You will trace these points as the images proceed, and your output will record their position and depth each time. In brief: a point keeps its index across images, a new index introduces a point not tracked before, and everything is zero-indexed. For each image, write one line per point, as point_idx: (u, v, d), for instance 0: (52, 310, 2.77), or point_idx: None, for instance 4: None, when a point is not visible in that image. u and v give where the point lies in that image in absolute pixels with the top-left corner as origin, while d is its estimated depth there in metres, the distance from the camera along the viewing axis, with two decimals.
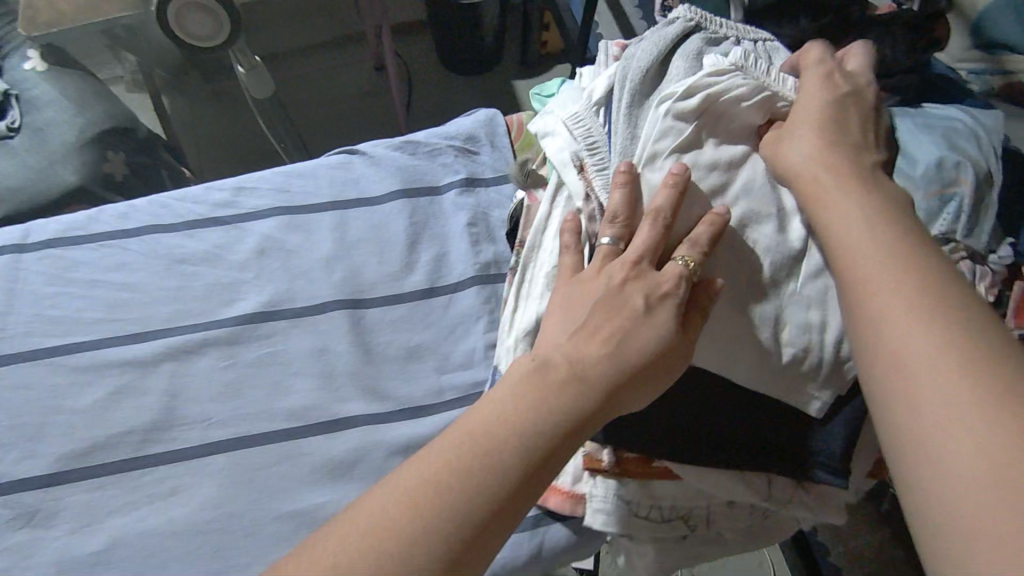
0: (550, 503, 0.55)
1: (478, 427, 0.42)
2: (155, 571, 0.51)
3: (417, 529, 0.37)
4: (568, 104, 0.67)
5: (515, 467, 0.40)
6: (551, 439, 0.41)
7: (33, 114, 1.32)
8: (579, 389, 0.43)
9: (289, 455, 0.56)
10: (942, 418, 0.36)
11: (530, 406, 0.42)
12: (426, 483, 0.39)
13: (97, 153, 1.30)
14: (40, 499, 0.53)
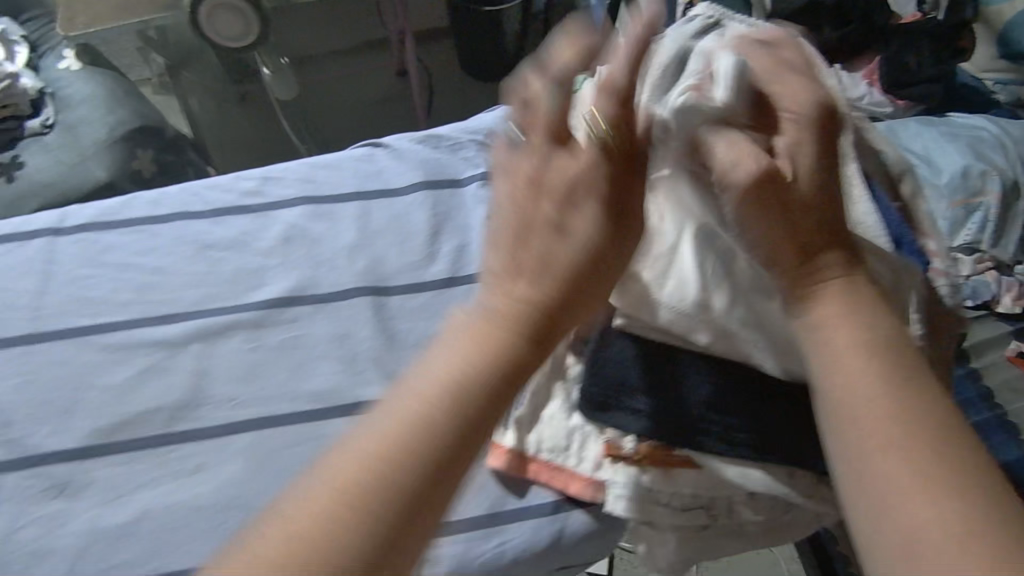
0: (572, 490, 0.56)
1: (410, 404, 0.37)
2: (179, 545, 0.52)
3: (339, 526, 0.32)
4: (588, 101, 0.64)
5: (440, 451, 0.35)
6: (477, 408, 0.37)
7: (67, 112, 1.38)
8: (518, 340, 0.39)
9: (311, 437, 0.56)
10: (899, 488, 0.34)
11: (454, 378, 0.37)
12: (333, 489, 0.33)
13: (127, 151, 1.34)
14: (70, 471, 0.54)
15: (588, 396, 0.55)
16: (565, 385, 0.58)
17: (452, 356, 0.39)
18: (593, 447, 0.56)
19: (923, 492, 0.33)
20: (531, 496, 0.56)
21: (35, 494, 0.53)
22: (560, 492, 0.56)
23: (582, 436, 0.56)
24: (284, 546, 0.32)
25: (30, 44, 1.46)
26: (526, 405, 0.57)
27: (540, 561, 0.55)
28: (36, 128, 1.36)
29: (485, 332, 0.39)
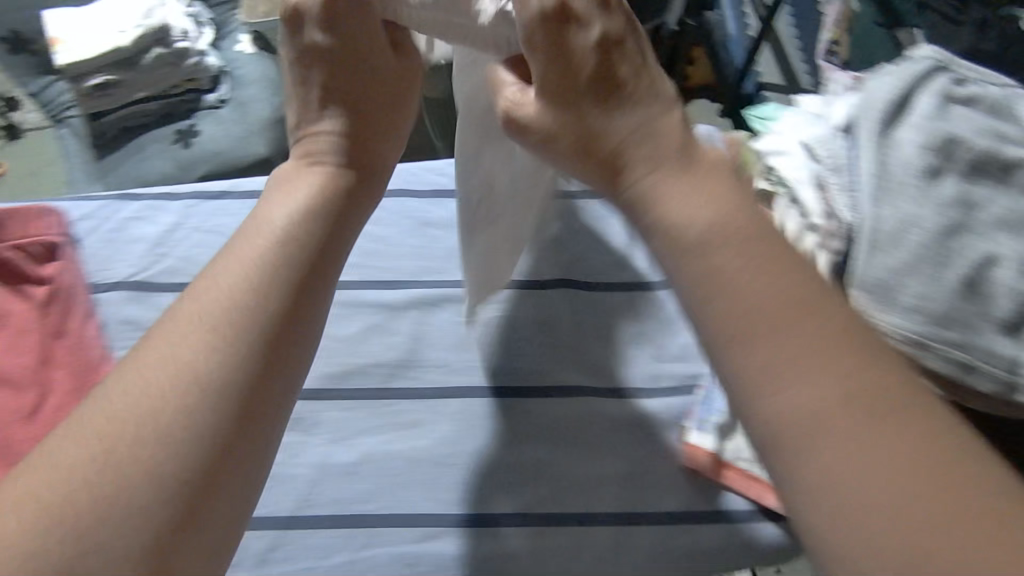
0: (767, 500, 0.58)
1: (201, 298, 0.40)
2: (399, 489, 0.57)
3: (153, 429, 0.35)
4: (800, 123, 0.68)
5: (202, 348, 0.38)
6: (242, 312, 0.39)
7: (240, 90, 1.46)
8: (297, 258, 0.42)
9: (516, 409, 0.61)
10: (851, 452, 0.34)
11: (224, 290, 0.40)
12: (148, 384, 0.36)
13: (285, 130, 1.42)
14: (303, 409, 0.60)
15: None
16: None
17: (233, 274, 0.40)
18: None
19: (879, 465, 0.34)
20: (724, 501, 0.58)
21: None
22: (753, 501, 0.58)
23: None
24: (131, 474, 0.34)
25: (213, 25, 1.55)
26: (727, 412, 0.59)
27: (727, 564, 0.57)
28: (212, 102, 1.45)
29: (249, 270, 0.41)
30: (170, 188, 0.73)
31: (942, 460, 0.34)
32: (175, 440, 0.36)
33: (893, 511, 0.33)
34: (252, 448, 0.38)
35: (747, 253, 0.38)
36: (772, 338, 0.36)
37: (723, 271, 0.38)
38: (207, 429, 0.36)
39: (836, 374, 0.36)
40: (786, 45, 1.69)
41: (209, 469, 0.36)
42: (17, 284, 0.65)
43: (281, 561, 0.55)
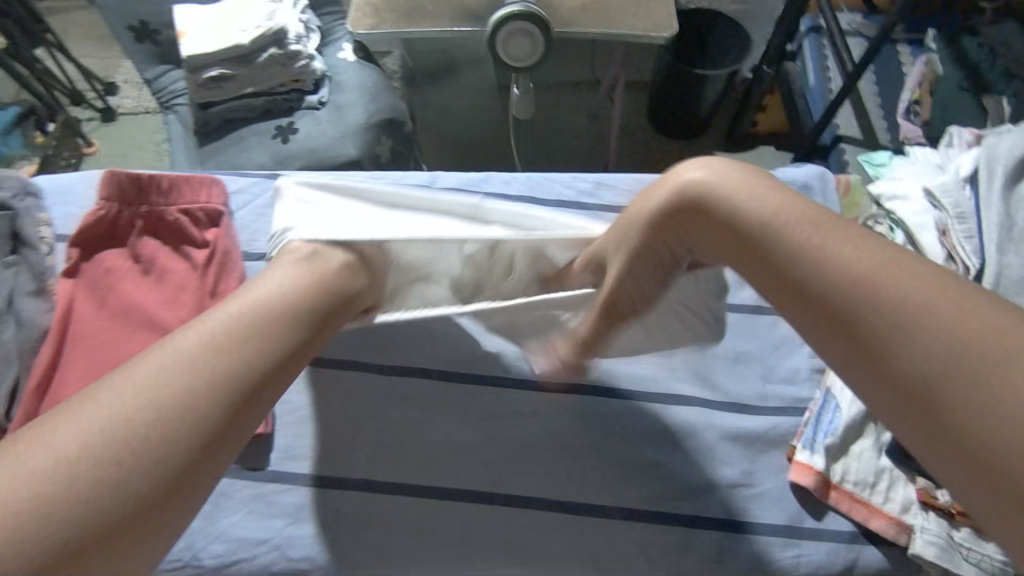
0: (874, 524, 0.59)
1: (132, 404, 0.42)
2: (520, 471, 0.62)
3: (106, 469, 0.40)
4: (922, 176, 0.73)
5: (185, 432, 0.42)
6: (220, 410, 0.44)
7: (339, 94, 1.53)
8: (172, 416, 0.42)
9: (631, 412, 0.65)
10: (920, 348, 0.42)
11: (203, 362, 0.45)
12: (46, 492, 0.38)
13: (375, 137, 1.49)
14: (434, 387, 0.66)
15: None
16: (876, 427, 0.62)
17: (271, 285, 0.50)
18: (901, 490, 0.60)
19: (940, 334, 0.42)
20: (829, 520, 0.60)
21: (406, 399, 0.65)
22: (858, 524, 0.60)
23: (890, 477, 0.60)
24: (71, 492, 0.39)
25: (321, 32, 1.64)
26: (839, 436, 0.61)
27: None
28: (313, 103, 1.52)
29: (310, 275, 0.52)
30: (317, 172, 0.80)
31: (911, 329, 0.43)
32: (136, 479, 0.40)
33: (953, 358, 0.41)
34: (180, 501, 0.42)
35: (847, 343, 0.45)
36: (936, 321, 0.43)
37: (813, 276, 0.46)
38: (146, 478, 0.41)
39: (917, 311, 0.43)
40: (866, 103, 1.62)
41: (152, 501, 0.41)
42: (181, 245, 0.71)
43: (400, 530, 0.59)
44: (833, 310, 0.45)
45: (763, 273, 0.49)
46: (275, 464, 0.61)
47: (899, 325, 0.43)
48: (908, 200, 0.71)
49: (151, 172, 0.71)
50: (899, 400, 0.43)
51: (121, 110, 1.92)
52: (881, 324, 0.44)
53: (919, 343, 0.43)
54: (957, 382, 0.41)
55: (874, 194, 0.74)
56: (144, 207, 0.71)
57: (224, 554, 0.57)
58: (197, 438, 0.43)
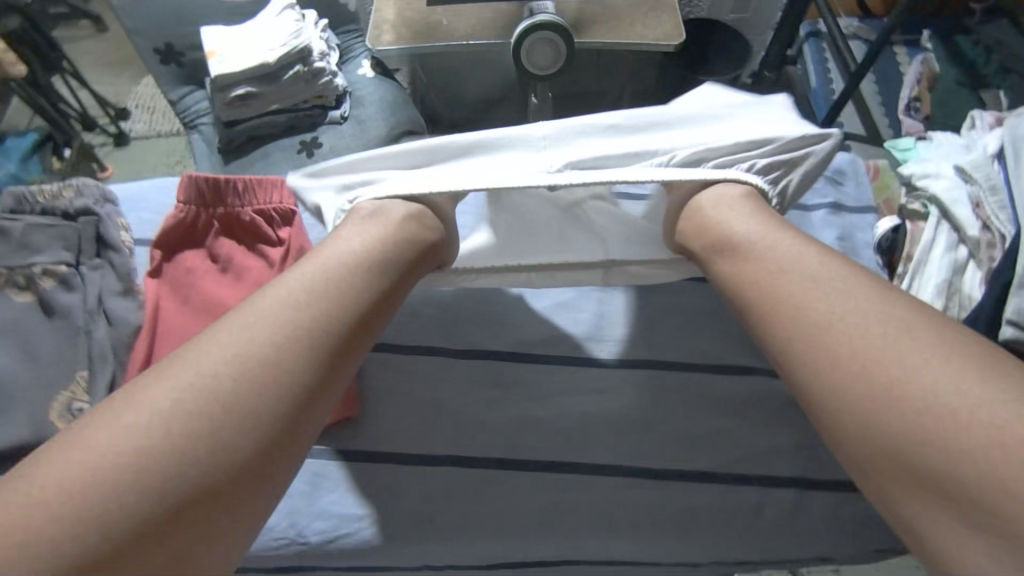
0: None
1: (219, 382, 0.43)
2: (597, 441, 0.65)
3: (193, 448, 0.40)
4: (950, 156, 0.77)
5: (264, 413, 0.43)
6: (295, 381, 0.45)
7: (360, 109, 1.58)
8: (266, 392, 0.44)
9: (695, 383, 0.69)
10: (907, 422, 0.41)
11: (277, 337, 0.46)
12: (125, 464, 0.39)
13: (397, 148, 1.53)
14: (507, 368, 0.70)
15: None
16: None
17: (344, 244, 0.55)
18: None
19: (917, 413, 0.40)
20: None
21: (483, 379, 0.69)
22: None
23: None
24: (162, 471, 0.39)
25: (339, 50, 1.69)
26: None
27: (896, 538, 0.62)
28: (335, 118, 1.57)
29: (379, 234, 0.56)
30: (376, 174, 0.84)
31: (893, 398, 0.42)
32: (254, 426, 0.42)
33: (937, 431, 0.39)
34: (260, 489, 0.42)
35: (819, 393, 0.45)
36: (916, 376, 0.42)
37: (775, 326, 0.50)
38: (224, 466, 0.41)
39: (887, 362, 0.43)
40: (869, 100, 1.67)
41: (225, 486, 0.40)
42: (256, 244, 0.75)
43: (492, 502, 0.62)
44: (805, 361, 0.47)
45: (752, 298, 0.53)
46: (366, 444, 0.65)
47: (880, 355, 0.43)
48: (940, 178, 0.75)
49: (227, 175, 0.75)
50: (856, 457, 0.44)
51: (134, 134, 1.96)
52: (846, 383, 0.44)
53: (918, 417, 0.40)
54: (935, 447, 0.39)
55: (906, 175, 0.79)
56: (220, 209, 0.75)
57: (328, 530, 0.60)
58: (286, 413, 0.44)
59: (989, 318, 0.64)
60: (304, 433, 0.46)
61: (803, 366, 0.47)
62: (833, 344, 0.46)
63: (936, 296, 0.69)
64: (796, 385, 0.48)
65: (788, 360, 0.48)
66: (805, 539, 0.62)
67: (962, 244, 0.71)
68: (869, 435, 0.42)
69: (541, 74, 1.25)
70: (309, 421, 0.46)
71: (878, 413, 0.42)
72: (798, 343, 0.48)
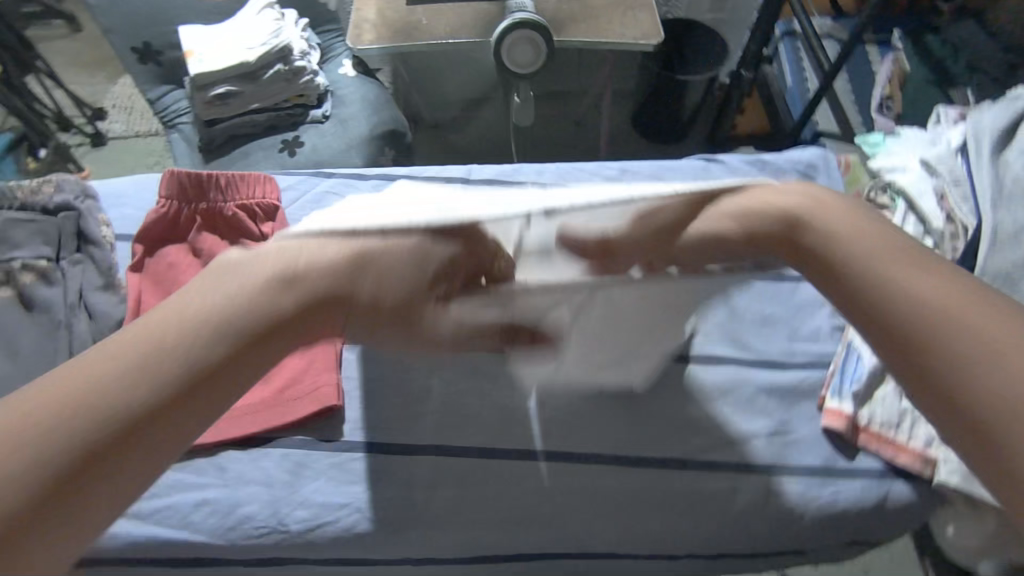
0: (900, 460, 0.65)
1: (87, 374, 0.41)
2: (578, 429, 0.66)
3: (37, 443, 0.39)
4: (915, 150, 0.80)
5: (125, 409, 0.41)
6: (178, 380, 0.43)
7: (342, 108, 1.58)
8: (134, 389, 0.42)
9: (674, 371, 0.70)
10: (987, 362, 0.40)
11: (177, 332, 0.44)
12: None
13: (379, 147, 1.53)
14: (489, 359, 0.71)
15: None
16: None
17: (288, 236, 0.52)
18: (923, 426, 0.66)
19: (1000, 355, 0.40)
20: (858, 457, 0.66)
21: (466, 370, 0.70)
22: (886, 461, 0.66)
23: (914, 417, 0.66)
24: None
25: (321, 49, 1.69)
26: (864, 382, 0.67)
27: (863, 516, 0.65)
28: (316, 117, 1.57)
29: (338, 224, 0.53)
30: (358, 170, 0.85)
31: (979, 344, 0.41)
32: (103, 423, 0.40)
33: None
34: (102, 497, 0.40)
35: (895, 334, 0.44)
36: (988, 325, 0.41)
37: (853, 263, 0.49)
38: (58, 466, 0.39)
39: (959, 310, 0.43)
40: (842, 100, 1.72)
41: (58, 488, 0.38)
42: (238, 239, 0.75)
43: (475, 489, 0.63)
44: (890, 301, 0.46)
45: (818, 257, 0.51)
46: (349, 436, 0.65)
47: (930, 338, 0.42)
48: (907, 171, 0.78)
49: (209, 170, 0.75)
50: (936, 403, 0.42)
51: (112, 134, 1.93)
52: (924, 321, 0.43)
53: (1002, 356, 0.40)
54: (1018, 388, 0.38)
55: (874, 168, 0.81)
56: (202, 204, 0.75)
57: (310, 518, 0.60)
58: (150, 411, 0.42)
59: None
60: (180, 435, 0.43)
61: (877, 314, 0.46)
62: (919, 287, 0.45)
63: None
64: (873, 331, 0.46)
65: (869, 305, 0.47)
66: (779, 520, 0.64)
67: (927, 236, 0.73)
68: (949, 379, 0.41)
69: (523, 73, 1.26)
70: (183, 424, 0.43)
71: (959, 356, 0.41)
72: (874, 289, 0.47)
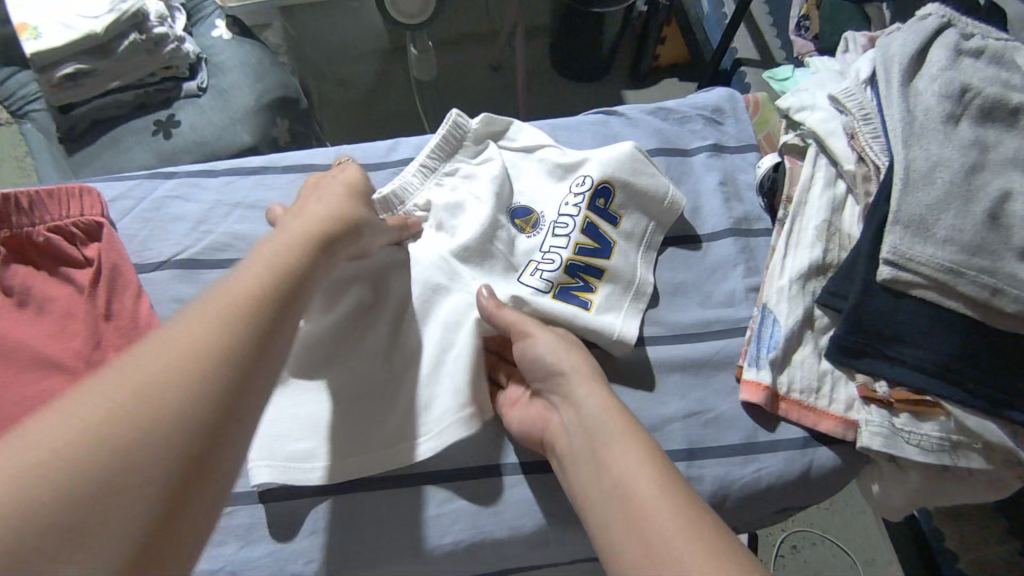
0: (822, 426, 0.62)
1: (225, 303, 0.40)
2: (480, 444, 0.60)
3: (179, 394, 0.34)
4: (825, 84, 0.74)
5: (255, 344, 0.39)
6: (262, 313, 0.41)
7: (220, 77, 1.32)
8: (270, 302, 0.42)
9: None
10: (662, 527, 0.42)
11: (262, 278, 0.43)
12: (135, 388, 0.33)
13: (268, 118, 1.31)
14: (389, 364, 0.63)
15: (844, 343, 0.62)
16: (814, 334, 0.65)
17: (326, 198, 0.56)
18: (843, 385, 0.63)
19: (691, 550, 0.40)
20: (782, 431, 0.63)
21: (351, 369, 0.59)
22: (808, 428, 0.63)
23: (832, 379, 0.63)
24: (155, 395, 0.33)
25: None
26: (781, 348, 0.63)
27: (790, 490, 0.62)
28: (191, 90, 1.30)
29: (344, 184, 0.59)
30: (204, 164, 0.73)
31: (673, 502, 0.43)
32: (241, 361, 0.38)
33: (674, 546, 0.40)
34: (221, 460, 0.35)
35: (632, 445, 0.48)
36: (639, 486, 0.44)
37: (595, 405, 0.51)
38: (223, 395, 0.36)
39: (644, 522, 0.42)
40: (758, 23, 1.65)
41: (198, 450, 0.34)
42: (60, 267, 0.63)
43: (367, 529, 0.56)
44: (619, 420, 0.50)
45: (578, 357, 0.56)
46: None
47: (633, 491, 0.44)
48: (816, 110, 0.72)
49: (4, 189, 0.61)
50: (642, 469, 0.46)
51: None
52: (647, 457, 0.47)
53: (659, 508, 0.43)
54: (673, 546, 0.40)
55: (783, 108, 0.75)
56: (3, 230, 0.62)
57: None
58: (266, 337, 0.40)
59: (867, 258, 0.62)
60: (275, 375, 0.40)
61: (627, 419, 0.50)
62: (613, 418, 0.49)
63: (819, 236, 0.67)
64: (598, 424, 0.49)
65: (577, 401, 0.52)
66: None
67: (839, 179, 0.69)
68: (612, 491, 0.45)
69: (415, 23, 1.11)
70: (281, 358, 0.41)
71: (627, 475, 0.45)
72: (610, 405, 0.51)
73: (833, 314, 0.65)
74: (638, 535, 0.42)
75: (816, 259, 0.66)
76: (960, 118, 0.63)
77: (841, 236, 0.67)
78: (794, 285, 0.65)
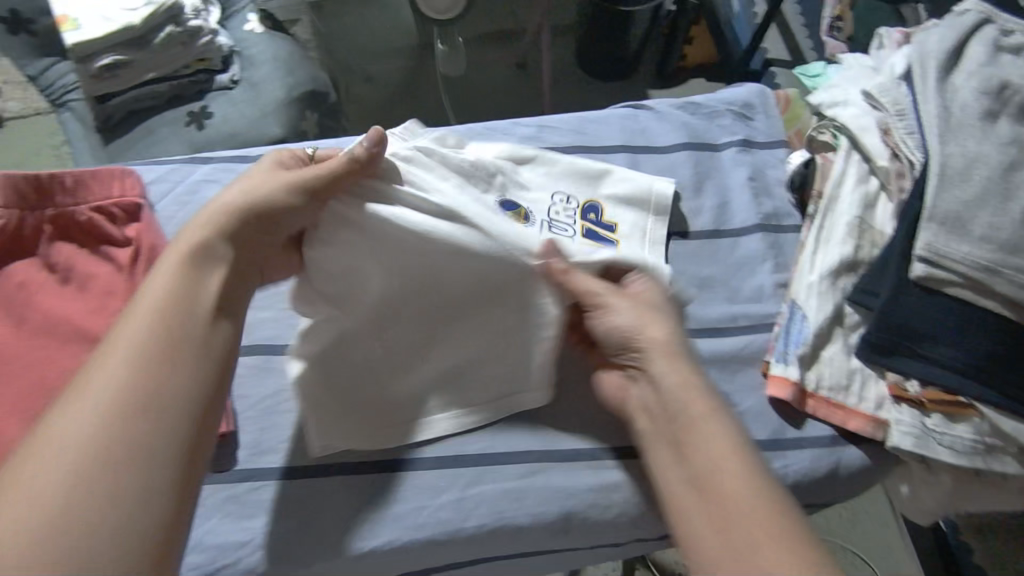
0: (851, 425, 0.61)
1: (127, 357, 0.45)
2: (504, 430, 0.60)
3: (120, 473, 0.41)
4: (858, 81, 0.73)
5: (181, 391, 0.45)
6: (187, 364, 0.46)
7: (252, 70, 1.34)
8: (188, 349, 0.47)
9: None
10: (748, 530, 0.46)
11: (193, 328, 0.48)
12: (92, 444, 0.41)
13: (298, 111, 1.32)
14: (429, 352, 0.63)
15: (875, 341, 0.61)
16: (843, 330, 0.64)
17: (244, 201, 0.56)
18: (873, 384, 0.62)
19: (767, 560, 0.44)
20: (809, 428, 0.62)
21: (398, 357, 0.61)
22: (836, 426, 0.62)
23: (861, 377, 0.62)
24: (98, 461, 0.41)
25: None
26: (809, 344, 0.63)
27: (816, 488, 0.61)
28: (223, 84, 1.33)
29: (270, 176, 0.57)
30: (239, 150, 0.75)
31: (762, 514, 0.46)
32: (175, 413, 0.44)
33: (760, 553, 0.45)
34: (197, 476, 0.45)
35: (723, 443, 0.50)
36: (728, 484, 0.48)
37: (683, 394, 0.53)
38: (144, 448, 0.42)
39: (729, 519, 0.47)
40: (789, 24, 1.64)
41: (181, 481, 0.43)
42: (100, 246, 0.65)
43: (392, 509, 0.57)
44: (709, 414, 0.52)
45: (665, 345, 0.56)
46: (244, 462, 0.58)
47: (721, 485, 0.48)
48: (849, 105, 0.72)
49: (50, 170, 0.64)
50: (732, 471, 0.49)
51: (5, 113, 1.70)
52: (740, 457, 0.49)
53: (748, 511, 0.46)
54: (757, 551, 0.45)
55: (815, 104, 0.74)
56: (49, 209, 0.64)
57: (205, 563, 0.54)
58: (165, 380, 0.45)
59: (900, 255, 0.61)
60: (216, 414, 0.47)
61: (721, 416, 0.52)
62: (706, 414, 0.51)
63: (850, 232, 0.66)
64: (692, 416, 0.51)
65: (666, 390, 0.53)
66: None
67: (872, 175, 0.68)
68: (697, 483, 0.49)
69: (446, 18, 1.12)
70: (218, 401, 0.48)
71: (714, 471, 0.49)
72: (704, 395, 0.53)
73: (863, 311, 0.64)
74: (717, 522, 0.47)
75: (847, 255, 0.65)
76: (1000, 115, 0.62)
77: (872, 232, 0.66)
78: (824, 280, 0.65)
